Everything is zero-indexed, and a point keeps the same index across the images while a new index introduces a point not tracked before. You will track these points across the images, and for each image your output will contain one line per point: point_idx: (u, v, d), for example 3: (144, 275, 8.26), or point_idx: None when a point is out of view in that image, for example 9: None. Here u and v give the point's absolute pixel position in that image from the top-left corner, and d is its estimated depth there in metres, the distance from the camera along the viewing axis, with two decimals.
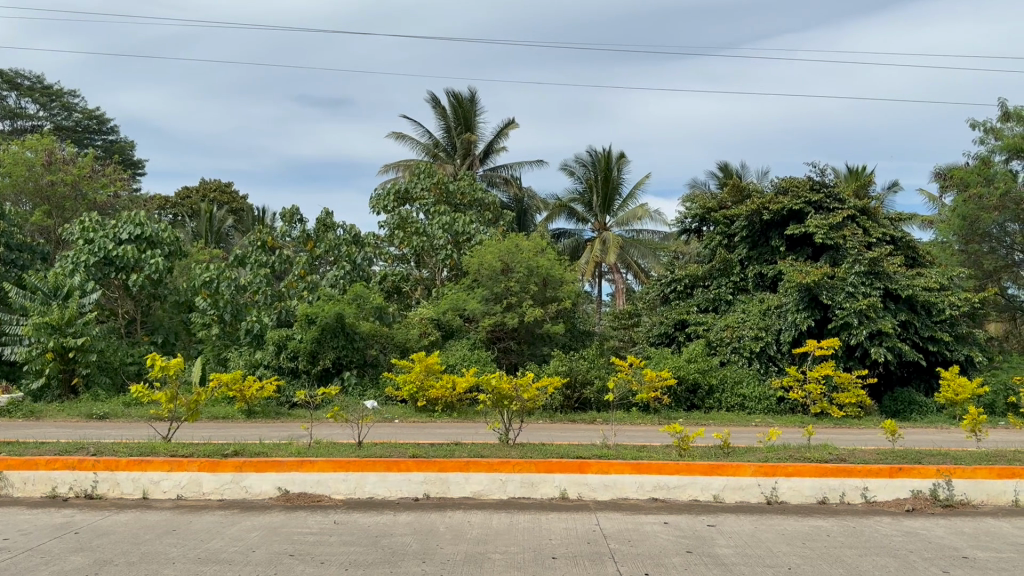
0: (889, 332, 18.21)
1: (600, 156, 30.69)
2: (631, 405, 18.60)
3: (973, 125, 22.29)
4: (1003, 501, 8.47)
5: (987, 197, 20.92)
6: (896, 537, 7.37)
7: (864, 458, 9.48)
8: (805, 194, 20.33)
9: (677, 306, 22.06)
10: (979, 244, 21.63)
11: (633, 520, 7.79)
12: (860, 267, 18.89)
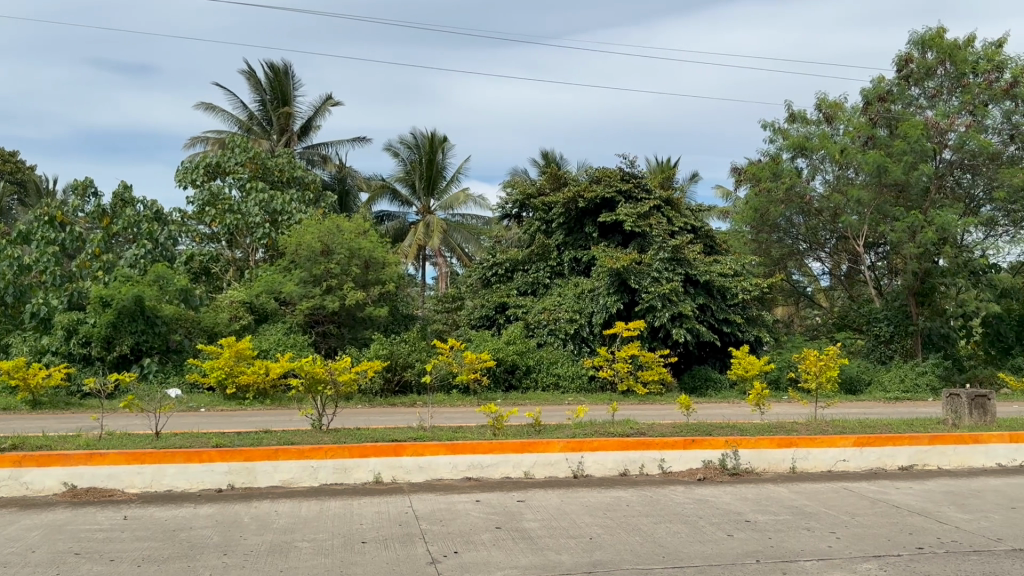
0: (689, 314, 19.53)
1: (423, 138, 30.48)
2: (451, 387, 18.81)
3: (765, 125, 24.20)
4: (780, 468, 9.29)
5: (775, 191, 22.73)
6: (687, 504, 7.95)
7: (663, 433, 10.12)
8: (617, 183, 21.29)
9: (497, 289, 22.48)
10: (769, 234, 23.56)
11: (445, 500, 7.89)
12: (664, 254, 20.07)
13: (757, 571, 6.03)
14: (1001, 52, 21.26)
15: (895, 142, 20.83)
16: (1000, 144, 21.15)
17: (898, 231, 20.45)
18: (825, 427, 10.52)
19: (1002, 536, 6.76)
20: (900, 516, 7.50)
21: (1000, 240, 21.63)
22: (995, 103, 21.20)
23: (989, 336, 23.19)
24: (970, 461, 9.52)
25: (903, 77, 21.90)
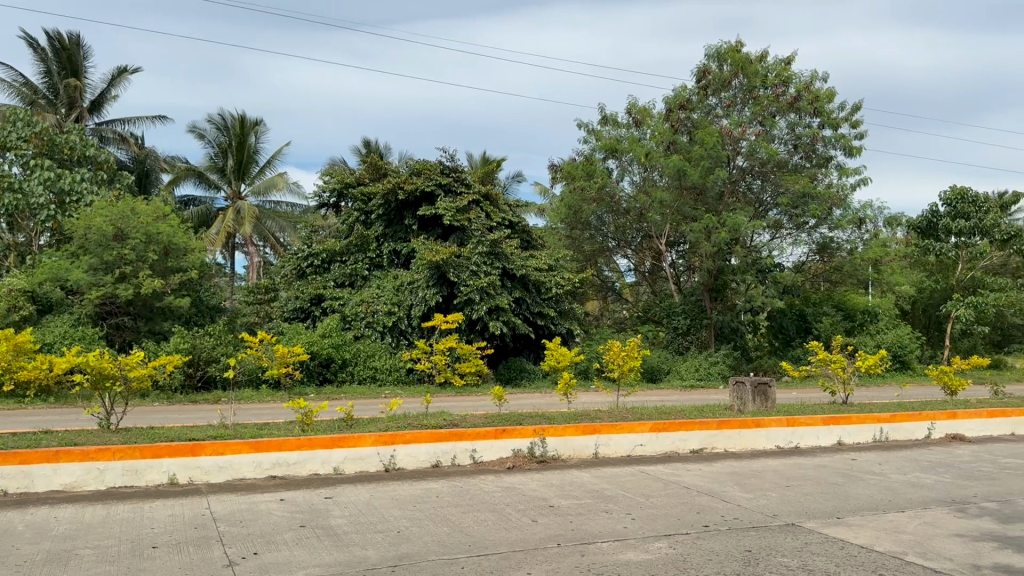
0: (505, 307, 19.97)
1: (234, 120, 28.96)
2: (261, 381, 18.12)
3: (579, 125, 25.10)
4: (585, 454, 9.69)
5: (588, 190, 23.59)
6: (495, 493, 8.11)
7: (475, 423, 10.25)
8: (436, 177, 21.33)
9: (312, 280, 21.82)
10: (581, 231, 24.52)
11: (248, 499, 7.57)
12: (482, 248, 20.37)
13: (558, 554, 6.26)
14: (788, 69, 23.29)
15: (695, 147, 22.26)
16: (786, 154, 23.36)
17: (697, 231, 21.94)
18: (627, 415, 11.07)
19: (777, 511, 7.42)
20: (690, 496, 8.05)
21: (783, 241, 23.78)
22: (782, 115, 23.23)
23: (773, 329, 25.46)
24: (751, 444, 10.30)
25: (703, 87, 23.47)
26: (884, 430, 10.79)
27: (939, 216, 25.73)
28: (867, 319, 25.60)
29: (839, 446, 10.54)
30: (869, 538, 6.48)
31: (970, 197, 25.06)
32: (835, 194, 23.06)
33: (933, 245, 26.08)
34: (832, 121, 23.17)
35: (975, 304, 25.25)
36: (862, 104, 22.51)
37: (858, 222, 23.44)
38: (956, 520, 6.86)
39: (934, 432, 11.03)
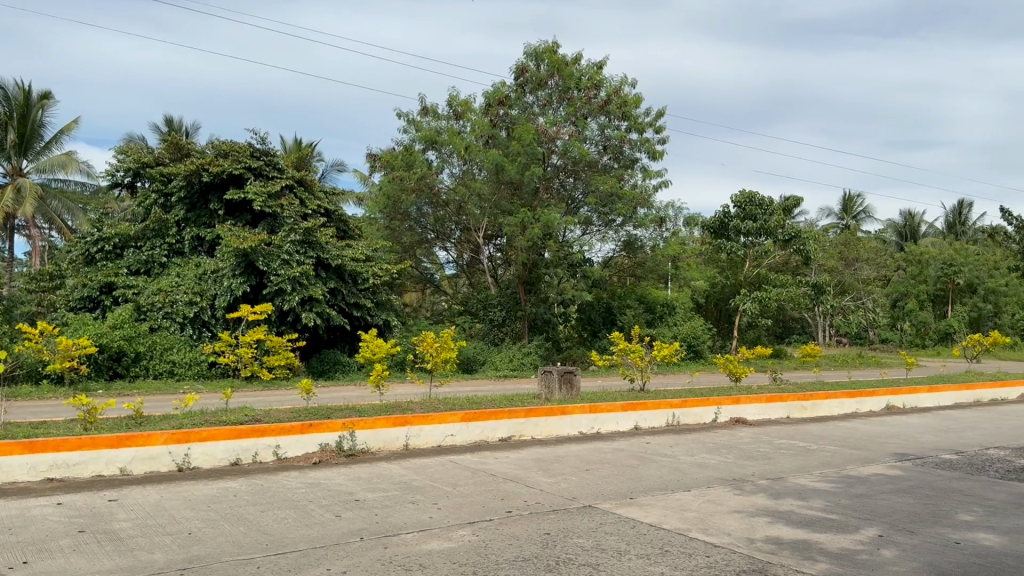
0: (319, 298, 19.47)
1: (15, 90, 26.13)
2: (41, 376, 16.55)
3: (398, 114, 24.85)
4: (395, 446, 9.62)
5: (407, 180, 23.42)
6: (298, 489, 7.87)
7: (280, 418, 9.88)
8: (246, 160, 20.36)
9: (103, 267, 20.14)
10: (399, 222, 24.35)
11: (17, 505, 6.86)
12: (295, 236, 19.73)
13: (360, 549, 6.16)
14: (600, 73, 24.30)
15: (511, 143, 22.70)
16: (596, 154, 24.40)
17: (512, 225, 22.43)
18: (438, 406, 11.12)
19: (576, 494, 7.72)
20: (495, 483, 8.20)
21: (592, 237, 24.93)
22: (593, 117, 24.30)
23: (582, 320, 26.55)
24: (555, 431, 10.66)
25: (520, 83, 23.99)
26: (676, 415, 11.55)
27: (729, 218, 27.96)
28: (666, 312, 27.30)
29: (636, 431, 11.15)
30: (658, 517, 6.87)
31: (756, 200, 27.49)
32: (640, 194, 24.39)
33: (725, 244, 28.27)
34: (639, 125, 24.49)
35: (759, 298, 27.64)
36: (665, 110, 23.93)
37: (660, 221, 24.97)
38: (735, 496, 7.42)
39: (719, 416, 11.92)
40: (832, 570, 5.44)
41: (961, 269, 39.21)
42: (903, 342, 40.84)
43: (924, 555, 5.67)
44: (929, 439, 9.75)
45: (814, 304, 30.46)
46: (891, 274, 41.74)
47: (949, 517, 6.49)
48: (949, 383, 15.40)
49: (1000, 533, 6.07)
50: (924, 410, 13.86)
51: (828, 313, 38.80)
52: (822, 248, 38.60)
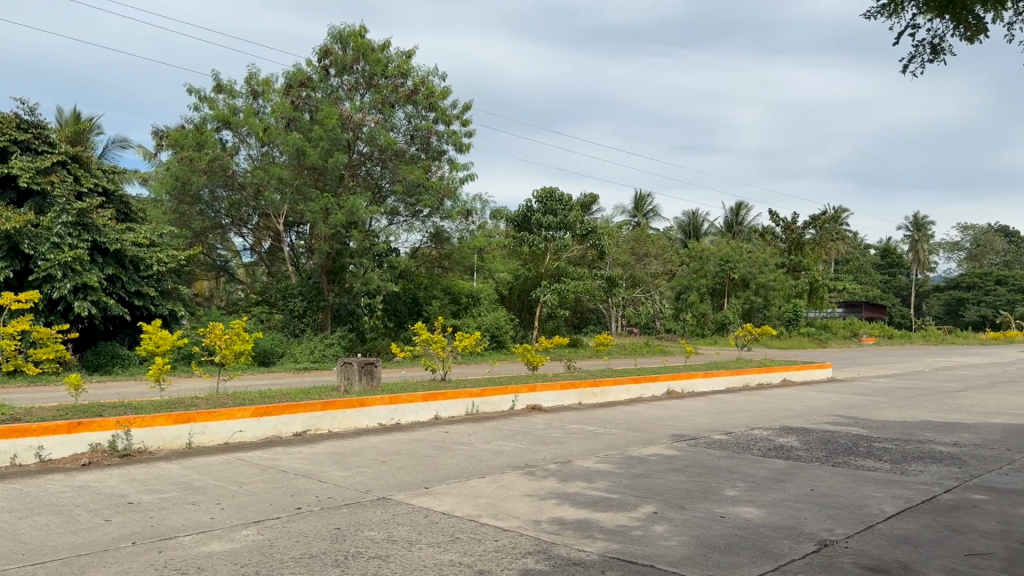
0: (94, 286, 17.92)
1: None
2: None
3: (189, 90, 23.33)
4: (176, 444, 9.02)
5: (198, 161, 22.07)
6: (62, 493, 7.17)
7: (43, 417, 8.93)
8: (11, 131, 18.31)
9: None
10: (190, 205, 22.89)
11: None
12: (67, 218, 18.03)
13: (131, 554, 5.72)
14: (407, 62, 24.14)
15: (314, 127, 22.05)
16: (404, 143, 24.31)
17: (313, 212, 21.79)
18: (226, 401, 10.56)
19: (369, 487, 7.61)
20: (286, 480, 7.91)
21: (399, 228, 24.68)
22: (400, 106, 24.03)
23: (387, 311, 26.26)
24: (353, 424, 10.47)
25: (323, 66, 23.37)
26: (475, 404, 11.73)
27: (532, 212, 29.19)
28: (470, 302, 27.66)
29: (435, 421, 11.21)
30: (451, 505, 6.91)
31: (555, 196, 28.94)
32: (446, 185, 24.56)
33: (527, 236, 29.33)
34: (446, 117, 24.61)
35: (559, 290, 28.77)
36: (472, 103, 24.21)
37: (466, 213, 25.31)
38: (526, 481, 7.62)
39: (517, 403, 12.25)
40: (610, 547, 5.72)
41: (736, 265, 42.93)
42: (686, 331, 44.02)
43: (694, 529, 6.09)
44: (703, 421, 10.56)
45: (608, 296, 32.19)
46: (677, 269, 44.90)
47: (716, 492, 7.03)
48: (722, 369, 16.80)
49: (759, 505, 6.65)
50: (701, 394, 15.02)
51: (621, 304, 41.06)
52: (616, 244, 40.81)
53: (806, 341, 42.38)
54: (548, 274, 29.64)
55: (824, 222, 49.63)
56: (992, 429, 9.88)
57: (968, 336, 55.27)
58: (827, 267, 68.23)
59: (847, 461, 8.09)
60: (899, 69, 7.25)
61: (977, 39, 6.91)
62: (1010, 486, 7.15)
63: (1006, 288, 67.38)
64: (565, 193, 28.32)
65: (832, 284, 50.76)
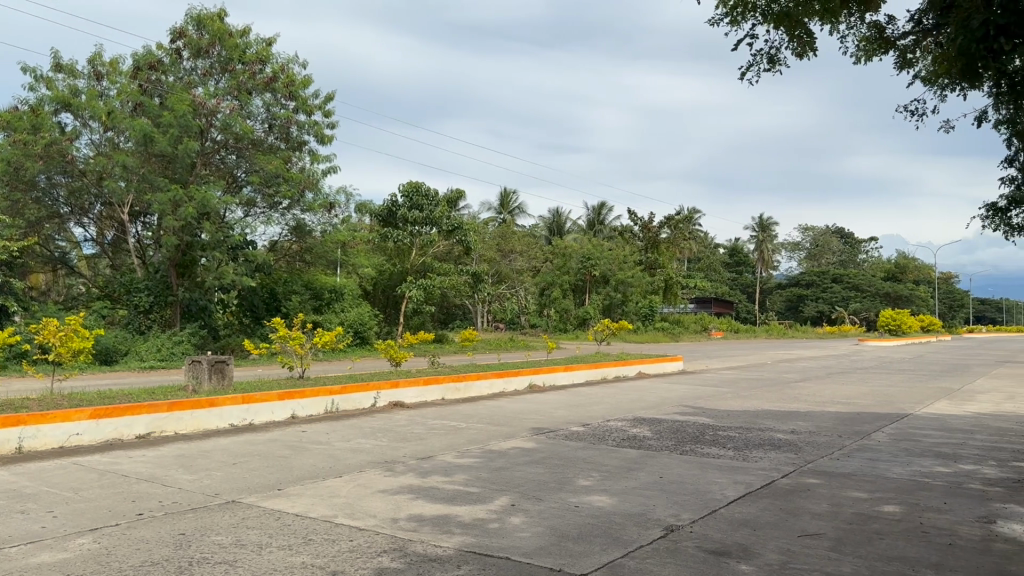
0: None
1: None
2: None
3: (23, 68, 21.60)
4: (3, 450, 8.29)
5: (32, 145, 20.49)
6: None
7: None
8: None
9: None
10: (23, 192, 21.22)
11: None
12: None
13: None
14: (267, 49, 23.35)
15: (163, 113, 20.95)
16: (262, 132, 23.51)
17: (162, 202, 20.70)
18: (62, 402, 9.85)
19: (219, 490, 7.31)
20: (127, 485, 7.47)
21: (255, 220, 23.90)
22: (258, 93, 23.24)
23: (242, 307, 25.19)
24: (202, 424, 10.02)
25: (175, 49, 22.26)
26: (334, 402, 11.49)
27: (397, 207, 28.46)
28: (333, 298, 26.95)
29: (292, 420, 10.90)
30: (305, 506, 6.73)
31: (422, 191, 28.46)
32: (306, 177, 24.05)
33: (392, 232, 28.52)
34: (306, 107, 24.00)
35: (424, 286, 28.64)
36: (334, 94, 23.78)
37: (327, 206, 24.89)
38: (384, 478, 7.54)
39: (378, 400, 12.12)
40: (466, 541, 5.74)
41: (597, 262, 44.22)
42: (549, 326, 44.95)
43: (549, 519, 6.21)
44: (562, 414, 10.80)
45: (473, 292, 32.33)
46: (541, 265, 45.72)
47: (571, 483, 7.20)
48: (582, 363, 17.23)
49: (611, 494, 6.87)
50: (560, 388, 15.36)
51: (486, 300, 41.34)
52: (482, 239, 41.06)
53: (661, 335, 44.23)
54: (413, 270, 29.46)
55: (677, 223, 53.06)
56: (825, 417, 10.64)
57: (806, 330, 59.40)
58: (681, 265, 71.36)
59: (695, 449, 8.48)
60: (740, 78, 7.64)
61: (807, 53, 7.42)
62: (838, 469, 7.71)
63: (840, 285, 73.51)
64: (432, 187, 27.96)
65: (686, 281, 53.23)
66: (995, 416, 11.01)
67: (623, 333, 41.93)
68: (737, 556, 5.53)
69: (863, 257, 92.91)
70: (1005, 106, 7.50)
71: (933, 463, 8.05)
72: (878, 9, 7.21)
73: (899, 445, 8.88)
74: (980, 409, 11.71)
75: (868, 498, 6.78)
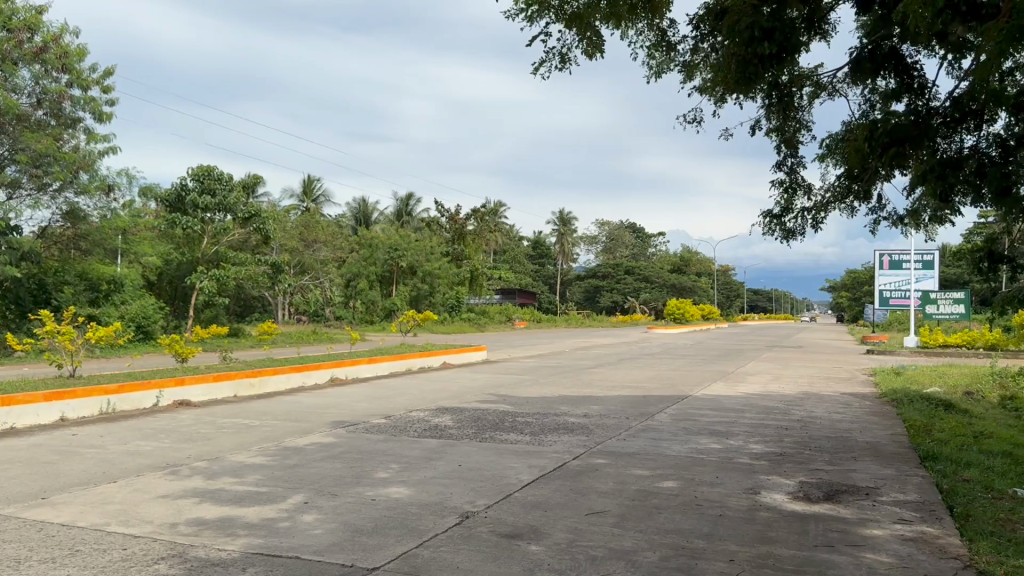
0: None
1: None
2: None
3: None
4: None
5: None
6: None
7: None
8: None
9: None
10: None
11: None
12: None
13: None
14: (38, 16, 21.15)
15: None
16: (27, 107, 21.29)
17: None
18: None
19: None
20: None
21: (21, 203, 21.64)
22: (24, 64, 21.00)
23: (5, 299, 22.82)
24: None
25: None
26: (110, 402, 10.64)
27: (187, 191, 26.84)
28: (112, 288, 25.15)
29: (61, 422, 9.94)
30: (72, 515, 6.16)
31: (213, 175, 27.04)
32: (81, 157, 22.28)
33: (181, 218, 26.74)
34: (82, 81, 22.15)
35: (217, 276, 27.14)
36: (114, 70, 21.99)
37: (103, 188, 23.18)
38: (165, 482, 7.07)
39: (161, 400, 11.37)
40: (254, 543, 5.51)
41: (404, 253, 44.25)
42: (354, 318, 44.23)
43: (342, 514, 6.08)
44: (363, 407, 10.66)
45: (272, 283, 31.13)
46: (346, 256, 44.99)
47: (369, 476, 7.11)
48: (384, 355, 17.08)
49: (408, 485, 6.85)
50: (362, 380, 15.18)
51: (287, 292, 39.93)
52: (283, 228, 39.54)
53: (466, 325, 44.84)
54: (205, 260, 28.00)
55: (483, 215, 54.00)
56: (615, 401, 11.24)
57: (601, 319, 62.69)
58: (488, 257, 72.56)
59: (493, 436, 8.67)
60: (534, 72, 7.91)
61: (596, 54, 7.80)
62: (624, 449, 8.17)
63: (632, 277, 78.54)
64: (225, 171, 26.71)
65: (491, 273, 54.33)
66: (762, 396, 12.16)
67: (429, 324, 42.12)
68: (528, 538, 5.69)
69: (652, 251, 100.19)
70: (774, 115, 8.20)
71: (708, 440, 8.73)
72: (663, 15, 7.68)
73: (680, 425, 9.56)
74: (749, 390, 12.87)
75: (650, 475, 7.23)
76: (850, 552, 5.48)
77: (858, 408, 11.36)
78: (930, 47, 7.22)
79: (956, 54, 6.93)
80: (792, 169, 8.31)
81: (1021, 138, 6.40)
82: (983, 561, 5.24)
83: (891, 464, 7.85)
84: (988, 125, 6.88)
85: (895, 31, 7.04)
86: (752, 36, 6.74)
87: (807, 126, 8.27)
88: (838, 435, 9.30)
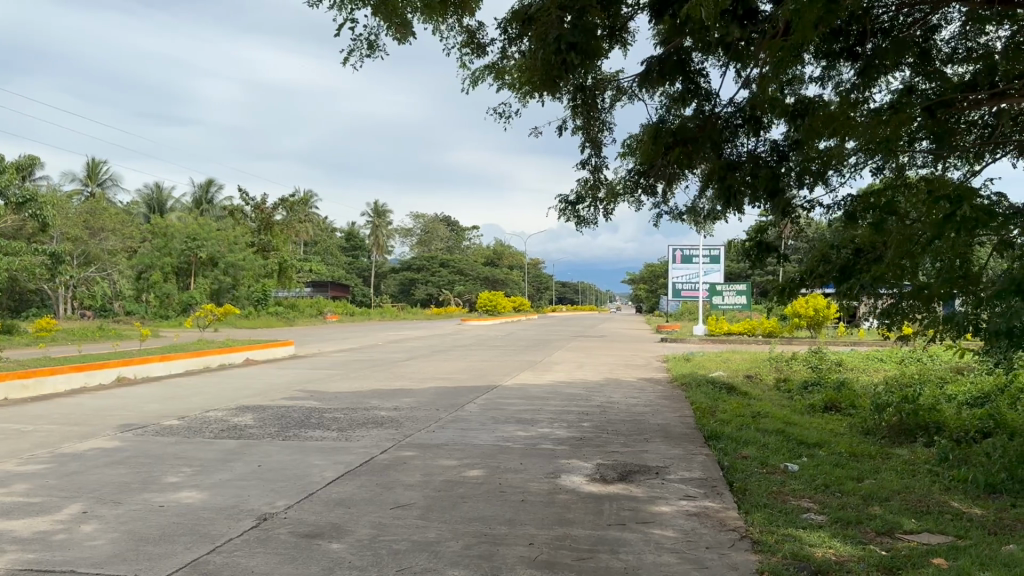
0: None
1: None
2: None
3: None
4: None
5: None
6: None
7: None
8: None
9: None
10: None
11: None
12: None
13: None
14: None
15: None
16: None
17: None
18: None
19: None
20: None
21: None
22: None
23: None
24: None
25: None
26: None
27: None
28: None
29: None
30: None
31: None
32: None
33: None
34: None
35: None
36: None
37: None
38: None
39: None
40: (21, 559, 5.03)
41: (203, 244, 42.19)
42: (147, 313, 41.25)
43: (127, 523, 5.69)
44: (154, 408, 10.03)
45: (53, 275, 28.48)
46: (138, 245, 42.06)
47: (158, 481, 6.70)
48: (178, 352, 16.13)
49: (202, 489, 6.52)
50: (154, 379, 14.26)
51: (69, 285, 36.61)
52: (64, 215, 36.36)
53: (274, 318, 43.27)
54: None
55: (292, 206, 52.32)
56: (425, 393, 11.29)
57: (415, 311, 62.70)
58: (298, 249, 70.38)
59: (297, 433, 8.45)
60: (344, 61, 7.68)
61: (407, 38, 7.76)
62: (431, 440, 8.22)
63: (447, 269, 78.80)
64: None
65: (301, 264, 52.80)
66: (566, 384, 12.67)
67: (231, 318, 40.35)
68: (328, 536, 5.59)
69: (466, 244, 101.56)
70: (579, 115, 8.47)
71: (514, 428, 8.97)
72: (471, 11, 7.78)
73: (487, 414, 9.75)
74: (555, 378, 13.36)
75: (455, 465, 7.33)
76: (640, 529, 5.82)
77: (652, 393, 12.11)
78: (716, 57, 7.72)
79: (739, 66, 7.46)
80: (597, 168, 8.66)
81: (795, 145, 7.03)
82: (756, 532, 5.74)
83: (679, 444, 8.43)
84: (765, 132, 7.50)
85: (687, 42, 7.46)
86: (559, 48, 6.92)
87: (609, 127, 8.61)
88: (634, 418, 9.87)
